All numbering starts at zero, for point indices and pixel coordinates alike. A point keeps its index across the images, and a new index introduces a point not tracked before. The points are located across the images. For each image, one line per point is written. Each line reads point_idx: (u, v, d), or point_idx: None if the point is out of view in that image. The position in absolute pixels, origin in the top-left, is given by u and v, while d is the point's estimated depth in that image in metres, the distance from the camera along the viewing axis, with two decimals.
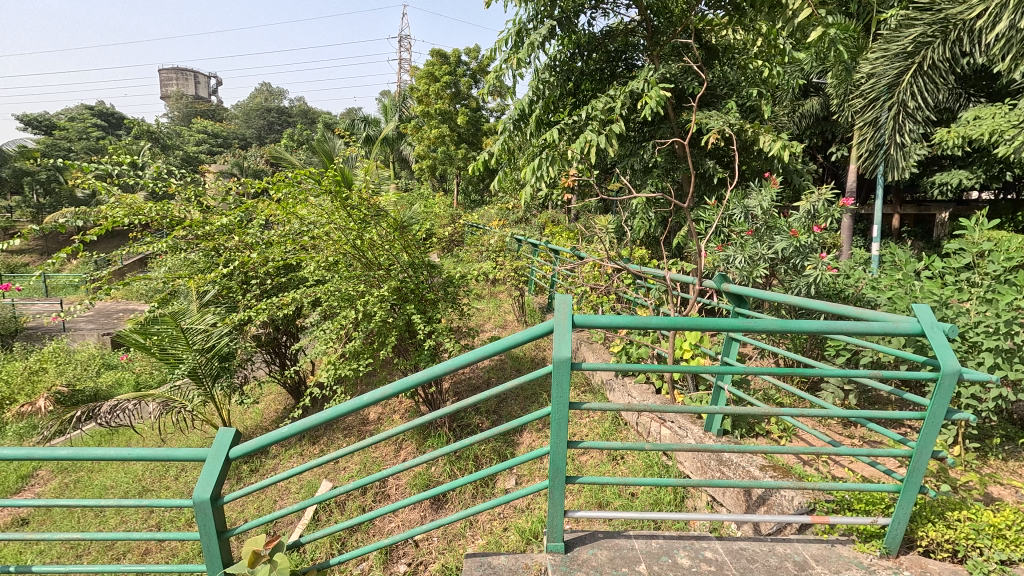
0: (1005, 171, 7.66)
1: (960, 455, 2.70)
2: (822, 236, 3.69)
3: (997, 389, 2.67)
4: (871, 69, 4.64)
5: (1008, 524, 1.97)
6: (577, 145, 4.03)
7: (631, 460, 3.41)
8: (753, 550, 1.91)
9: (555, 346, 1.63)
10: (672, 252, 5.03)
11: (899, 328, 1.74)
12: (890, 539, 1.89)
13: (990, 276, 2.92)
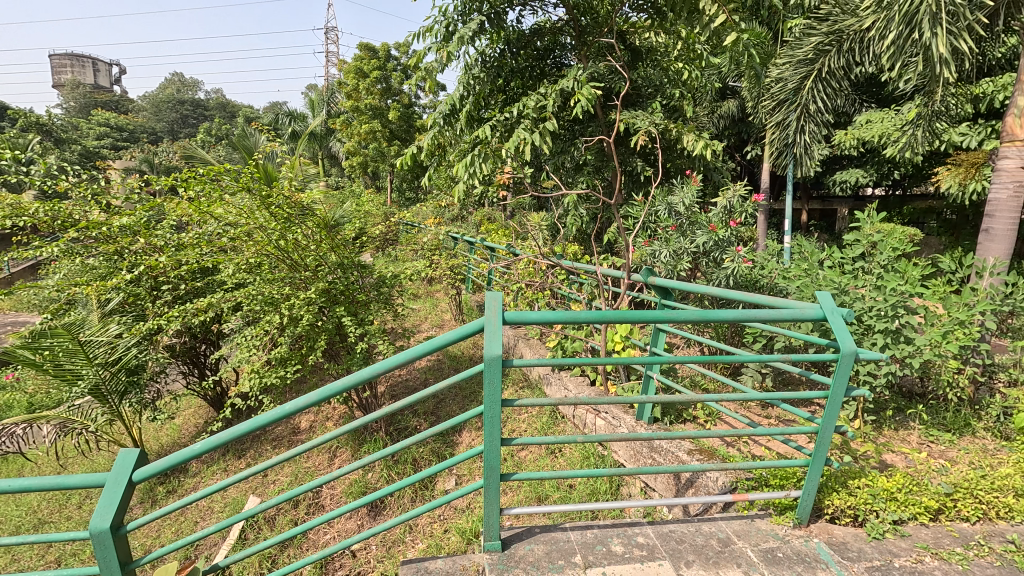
0: (893, 170, 8.51)
1: (860, 428, 2.96)
2: (738, 230, 4.05)
3: (888, 366, 2.96)
4: (779, 73, 5.01)
5: (900, 488, 2.19)
6: (510, 144, 4.02)
7: (568, 452, 3.48)
8: (682, 532, 2.00)
9: (487, 344, 1.61)
10: (604, 248, 5.18)
11: (805, 314, 1.87)
12: (802, 511, 2.04)
13: (881, 264, 3.23)
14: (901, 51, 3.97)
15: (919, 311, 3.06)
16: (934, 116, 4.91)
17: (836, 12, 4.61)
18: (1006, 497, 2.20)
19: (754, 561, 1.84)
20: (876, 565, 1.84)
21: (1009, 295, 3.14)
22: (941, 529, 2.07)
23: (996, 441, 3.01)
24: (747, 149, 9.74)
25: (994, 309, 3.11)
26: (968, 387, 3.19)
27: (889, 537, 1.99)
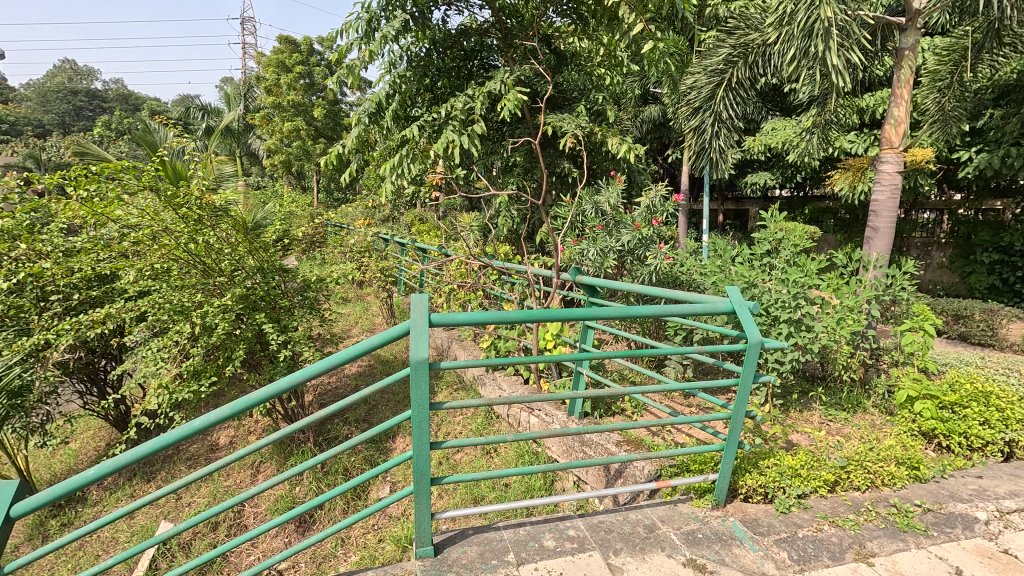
0: (796, 173, 9.29)
1: (770, 411, 3.21)
2: (660, 229, 4.24)
3: (792, 353, 3.23)
4: (694, 81, 5.32)
5: (802, 465, 2.40)
6: (438, 145, 3.98)
7: (504, 451, 3.50)
8: (610, 521, 2.07)
9: (413, 347, 1.58)
10: (535, 247, 5.26)
11: (717, 308, 2.00)
12: (719, 492, 2.18)
13: (784, 259, 3.51)
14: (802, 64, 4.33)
15: (817, 301, 3.36)
16: (827, 125, 5.41)
17: (741, 26, 4.95)
18: (889, 466, 2.47)
19: (676, 544, 1.94)
20: (783, 537, 1.99)
21: (890, 286, 3.53)
22: (837, 499, 2.28)
23: (882, 416, 3.37)
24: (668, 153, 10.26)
25: (878, 298, 3.47)
26: (858, 369, 3.54)
27: (794, 510, 2.17)
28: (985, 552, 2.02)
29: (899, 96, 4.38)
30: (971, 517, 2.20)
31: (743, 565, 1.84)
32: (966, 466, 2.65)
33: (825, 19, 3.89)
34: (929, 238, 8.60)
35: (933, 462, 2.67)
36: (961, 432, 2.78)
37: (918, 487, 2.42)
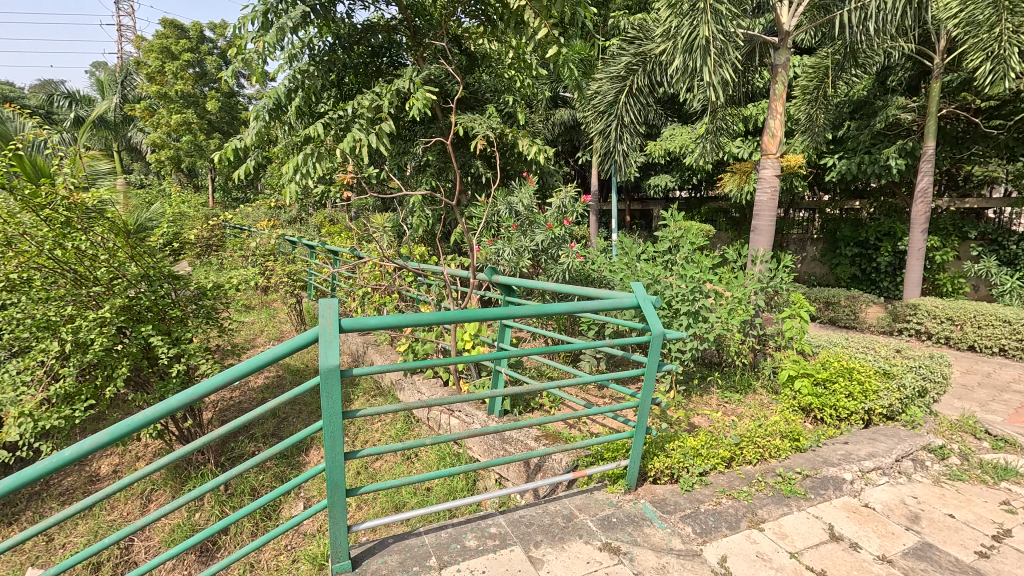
0: (693, 176, 10.04)
1: (674, 397, 3.45)
2: (571, 229, 4.40)
3: (692, 342, 3.49)
4: (598, 87, 5.58)
5: (703, 445, 2.60)
6: (345, 144, 3.83)
7: (425, 456, 3.44)
8: (531, 515, 2.12)
9: (322, 354, 1.52)
10: (451, 248, 5.23)
11: (623, 303, 2.12)
12: (631, 477, 2.30)
13: (683, 255, 3.80)
14: (682, 77, 4.68)
15: (712, 294, 3.67)
16: (717, 132, 5.92)
17: (640, 37, 5.28)
18: (775, 439, 2.75)
19: (593, 530, 2.03)
20: (688, 513, 2.16)
21: (771, 278, 3.93)
22: (733, 474, 2.51)
23: (769, 395, 3.75)
24: (579, 155, 10.65)
25: (763, 289, 3.86)
26: (748, 354, 3.91)
27: (696, 487, 2.35)
28: (850, 508, 2.34)
29: (775, 109, 4.88)
30: (841, 478, 2.52)
31: (654, 544, 1.97)
32: (835, 434, 3.02)
33: (704, 37, 4.27)
34: (804, 234, 9.67)
35: (810, 433, 3.01)
36: (831, 405, 3.16)
37: (799, 456, 2.73)
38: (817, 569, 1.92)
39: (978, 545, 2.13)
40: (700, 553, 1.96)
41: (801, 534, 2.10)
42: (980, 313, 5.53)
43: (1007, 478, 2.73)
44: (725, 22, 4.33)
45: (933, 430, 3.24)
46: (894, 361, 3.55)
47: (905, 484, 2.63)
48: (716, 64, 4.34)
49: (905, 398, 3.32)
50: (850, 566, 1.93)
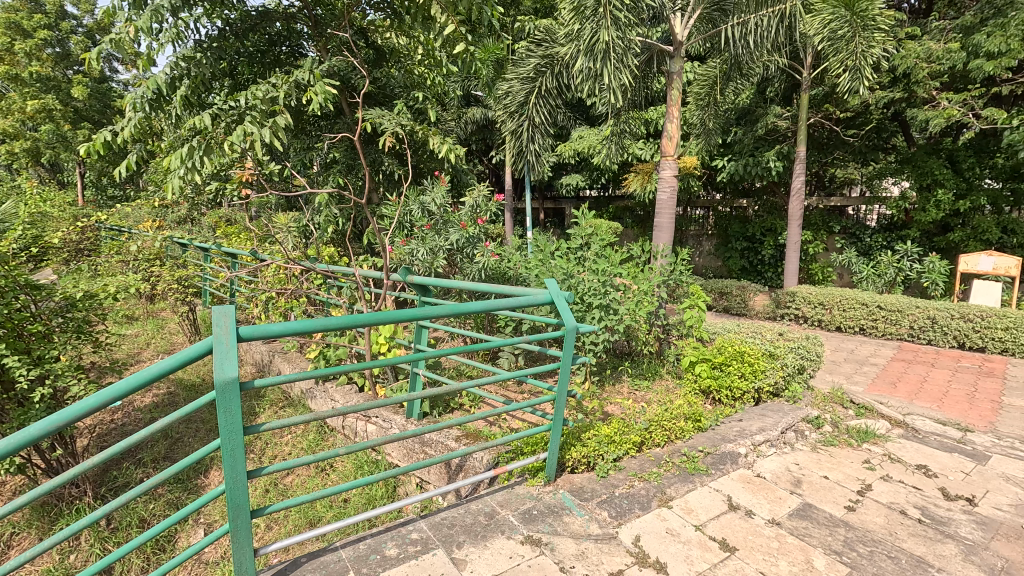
0: (601, 176, 10.51)
1: (589, 388, 3.58)
2: (485, 227, 4.41)
3: (604, 335, 3.66)
4: (508, 87, 5.65)
5: (616, 432, 2.73)
6: (232, 136, 3.42)
7: (341, 466, 3.29)
8: (453, 517, 2.10)
9: (218, 367, 1.40)
10: (363, 248, 5.04)
11: (537, 300, 2.18)
12: (550, 469, 2.36)
13: (594, 252, 3.95)
14: (585, 79, 4.87)
15: (620, 287, 3.86)
16: (621, 134, 6.31)
17: (547, 40, 5.42)
18: (680, 422, 2.96)
19: (515, 525, 2.06)
20: (604, 498, 2.25)
21: (672, 271, 4.22)
22: (643, 457, 2.66)
23: (673, 381, 4.02)
24: (493, 154, 10.73)
25: (665, 282, 4.12)
26: (654, 343, 4.17)
27: (611, 473, 2.47)
28: (745, 479, 2.58)
29: (672, 113, 5.22)
30: (737, 452, 2.76)
31: (573, 531, 2.04)
32: (731, 413, 3.31)
33: (604, 41, 4.49)
34: (701, 230, 10.45)
35: (710, 413, 3.27)
36: (727, 386, 3.46)
37: (701, 435, 2.95)
38: (719, 537, 2.08)
39: (847, 500, 2.44)
40: (616, 536, 2.05)
41: (705, 507, 2.28)
42: (845, 298, 6.33)
43: (867, 440, 3.15)
44: (624, 29, 4.57)
45: (809, 403, 3.65)
46: (778, 344, 3.95)
47: (788, 453, 2.94)
48: (615, 68, 4.58)
49: (787, 376, 3.71)
50: (746, 532, 2.13)
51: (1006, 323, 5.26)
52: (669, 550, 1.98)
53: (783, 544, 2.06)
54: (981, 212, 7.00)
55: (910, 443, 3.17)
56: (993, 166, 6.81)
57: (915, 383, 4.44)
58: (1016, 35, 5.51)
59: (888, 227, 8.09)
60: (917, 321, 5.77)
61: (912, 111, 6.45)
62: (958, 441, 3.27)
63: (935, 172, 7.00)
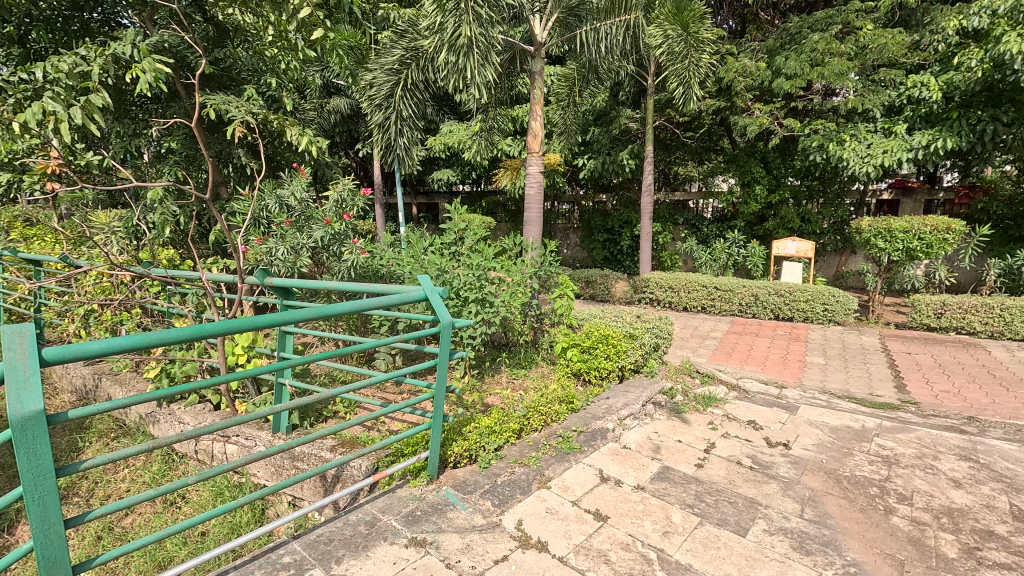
0: (472, 171, 10.60)
1: (469, 381, 3.61)
2: (352, 223, 4.19)
3: (481, 328, 3.70)
4: (372, 78, 5.43)
5: (496, 422, 2.78)
6: (24, 115, 2.79)
7: (195, 495, 2.91)
8: (330, 532, 1.98)
9: (14, 401, 1.15)
10: (211, 249, 4.50)
11: (410, 297, 2.14)
12: (432, 467, 2.34)
13: (467, 246, 3.99)
14: (450, 73, 4.86)
15: (495, 280, 3.94)
16: (489, 129, 6.42)
17: (410, 31, 5.28)
18: (555, 406, 3.11)
19: (398, 529, 2.00)
20: (487, 489, 2.29)
21: (543, 263, 4.41)
22: (523, 443, 2.75)
23: (548, 367, 4.22)
24: (360, 147, 10.26)
25: (537, 273, 4.30)
26: (529, 332, 4.34)
27: (493, 463, 2.52)
28: (614, 452, 2.80)
29: (536, 112, 5.42)
30: (605, 428, 2.99)
31: (457, 526, 2.04)
32: (600, 392, 3.57)
33: (466, 36, 4.52)
34: (567, 224, 11.09)
35: (581, 394, 3.49)
36: (595, 367, 3.73)
37: (575, 416, 3.14)
38: (593, 509, 2.24)
39: (697, 459, 2.77)
40: (499, 523, 2.10)
41: (580, 483, 2.44)
42: (689, 282, 7.17)
43: (710, 405, 3.62)
44: (486, 26, 4.63)
45: (664, 376, 4.09)
46: (637, 326, 4.34)
47: (649, 423, 3.26)
48: (479, 64, 4.63)
49: (645, 354, 4.11)
50: (616, 500, 2.32)
51: (807, 296, 6.39)
52: (549, 528, 2.08)
53: (647, 506, 2.29)
54: (787, 204, 8.40)
55: (743, 402, 3.71)
56: (793, 166, 8.22)
57: (745, 351, 5.20)
58: (807, 60, 6.71)
59: (719, 219, 9.34)
60: (745, 299, 6.75)
61: (734, 118, 7.51)
62: (777, 397, 3.91)
63: (753, 171, 8.25)
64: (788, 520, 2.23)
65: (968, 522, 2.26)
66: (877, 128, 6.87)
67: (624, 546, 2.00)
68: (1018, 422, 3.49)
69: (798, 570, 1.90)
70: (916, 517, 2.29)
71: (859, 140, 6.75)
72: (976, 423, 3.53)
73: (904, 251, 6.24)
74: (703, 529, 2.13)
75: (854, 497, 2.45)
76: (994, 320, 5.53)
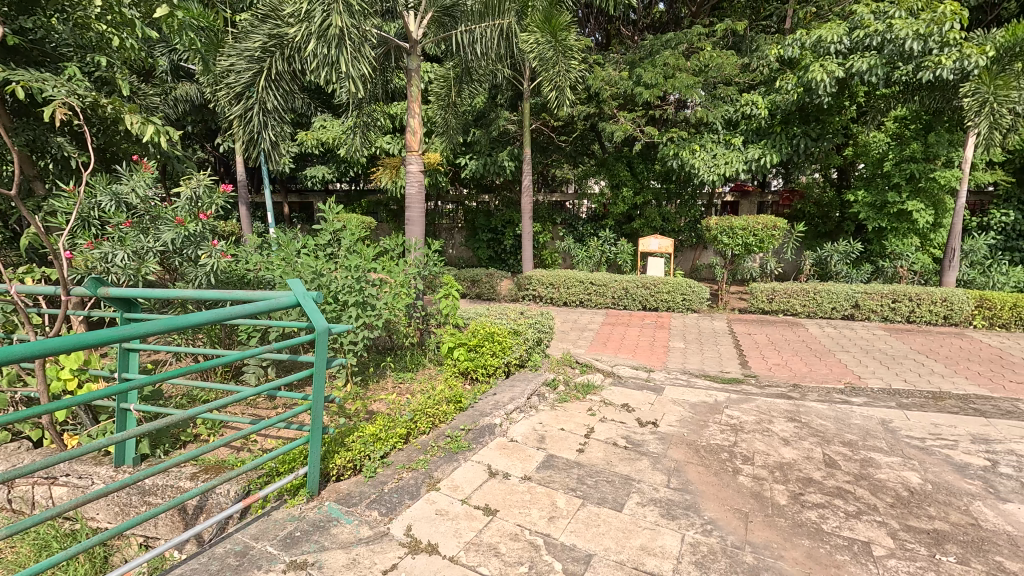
0: (349, 168, 10.10)
1: (351, 390, 3.45)
2: (211, 224, 3.75)
3: (363, 332, 3.55)
4: (229, 64, 4.91)
5: (381, 429, 2.69)
6: None
7: (11, 552, 2.42)
8: (193, 569, 1.77)
9: None
10: (24, 256, 3.76)
11: (280, 303, 1.99)
12: (312, 483, 2.20)
13: (344, 248, 3.79)
14: (319, 65, 4.56)
15: (377, 282, 3.80)
16: (366, 125, 6.19)
17: (273, 16, 4.86)
18: (442, 406, 3.10)
19: (273, 555, 1.86)
20: (373, 498, 2.21)
21: (427, 264, 4.34)
22: (411, 447, 2.70)
23: (436, 368, 4.19)
24: (218, 140, 9.25)
25: (420, 273, 4.21)
26: (414, 334, 4.27)
27: (379, 471, 2.43)
28: (502, 446, 2.87)
29: (414, 110, 5.32)
30: (493, 424, 3.05)
31: (342, 542, 1.95)
32: (488, 389, 3.63)
33: (337, 27, 4.29)
34: (452, 224, 11.08)
35: (469, 393, 3.51)
36: (482, 365, 3.78)
37: (463, 414, 3.14)
38: (482, 505, 2.27)
39: (578, 445, 2.94)
40: (388, 532, 2.04)
41: (468, 481, 2.46)
42: (568, 278, 7.55)
43: (589, 392, 3.86)
44: (356, 17, 4.44)
45: (547, 369, 4.28)
46: (520, 321, 4.44)
47: (534, 415, 3.38)
48: (352, 57, 4.43)
49: (529, 349, 4.24)
50: (504, 493, 2.38)
51: (668, 288, 7.12)
52: (439, 530, 2.07)
53: (534, 495, 2.38)
54: (650, 205, 9.25)
55: (617, 388, 4.02)
56: (654, 171, 9.05)
57: (618, 341, 5.63)
58: (661, 73, 7.43)
59: (593, 218, 10.03)
60: (617, 292, 7.31)
61: (603, 125, 8.06)
62: (646, 380, 4.31)
63: (621, 174, 8.95)
64: (657, 491, 2.46)
65: (794, 473, 2.69)
66: (720, 139, 7.83)
67: (513, 536, 2.06)
68: (828, 385, 4.23)
69: (666, 535, 2.11)
70: (756, 474, 2.66)
71: (706, 149, 7.65)
72: (798, 389, 4.22)
73: (743, 246, 7.20)
74: (585, 509, 2.27)
75: (709, 463, 2.78)
76: (810, 302, 6.61)
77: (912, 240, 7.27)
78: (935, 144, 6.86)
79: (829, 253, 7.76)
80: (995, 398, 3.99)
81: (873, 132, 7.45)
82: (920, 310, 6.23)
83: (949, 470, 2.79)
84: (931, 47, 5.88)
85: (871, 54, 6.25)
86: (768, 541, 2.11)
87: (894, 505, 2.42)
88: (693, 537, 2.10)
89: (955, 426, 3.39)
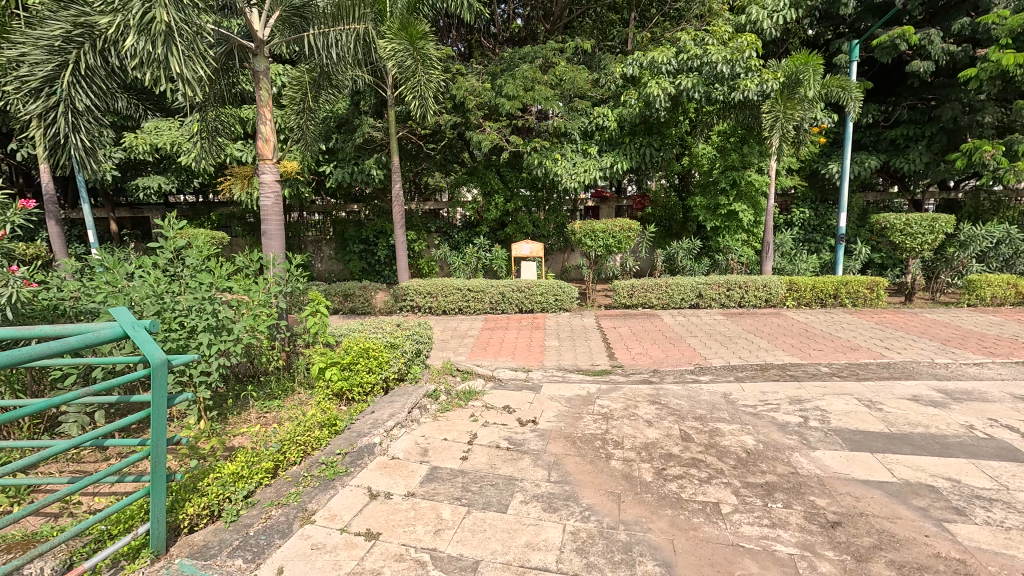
0: (192, 178, 9.02)
1: (205, 427, 3.05)
2: (5, 246, 3.07)
3: (217, 360, 3.17)
4: (19, 54, 4.08)
5: (242, 466, 2.41)
6: None
7: None
8: None
9: None
10: None
11: (100, 337, 1.68)
12: (156, 541, 1.90)
13: (189, 267, 3.36)
14: (143, 63, 3.99)
15: (231, 303, 3.42)
16: (210, 129, 5.57)
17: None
18: (314, 431, 2.87)
19: None
20: (236, 545, 1.99)
21: (289, 280, 4.01)
22: (280, 482, 2.47)
23: (306, 392, 3.90)
24: (11, 144, 7.67)
25: (282, 291, 3.87)
26: (279, 357, 3.92)
27: (242, 513, 2.20)
28: (382, 465, 2.76)
29: (264, 115, 4.89)
30: (372, 443, 2.92)
31: None
32: (364, 408, 3.47)
33: (162, 21, 3.79)
34: (319, 236, 10.43)
35: (344, 415, 3.31)
36: (357, 384, 3.59)
37: (339, 438, 2.95)
38: (363, 530, 2.15)
39: (461, 453, 2.94)
40: None
41: (347, 507, 2.32)
42: (445, 286, 7.53)
43: (470, 399, 3.88)
44: (187, 11, 3.99)
45: (427, 380, 4.21)
46: (397, 333, 4.29)
47: (416, 429, 3.30)
48: (184, 55, 3.96)
49: (407, 361, 4.12)
50: (386, 514, 2.28)
51: (541, 290, 7.46)
52: (315, 566, 1.92)
53: (418, 510, 2.32)
54: (521, 212, 9.61)
55: (498, 391, 4.09)
56: (521, 179, 9.37)
57: (498, 344, 5.76)
58: (520, 85, 7.73)
59: (467, 226, 10.14)
60: (494, 297, 7.46)
61: (469, 134, 8.19)
62: (524, 380, 4.47)
63: (490, 183, 9.18)
64: (539, 487, 2.55)
65: (657, 451, 2.97)
66: (579, 148, 8.42)
67: (397, 557, 1.99)
68: (682, 367, 4.76)
69: (549, 527, 2.20)
70: (626, 457, 2.89)
71: (566, 158, 8.17)
72: (657, 373, 4.69)
73: (604, 247, 7.78)
74: (471, 517, 2.27)
75: (585, 452, 2.96)
76: (663, 296, 7.37)
77: (739, 235, 8.62)
78: (747, 154, 8.12)
79: (676, 250, 8.76)
80: (804, 364, 4.82)
81: (703, 143, 8.49)
82: (748, 295, 7.29)
83: (775, 430, 3.29)
84: (738, 71, 7.01)
85: (694, 74, 7.21)
86: (638, 517, 2.30)
87: (736, 466, 2.79)
88: (574, 525, 2.22)
89: (777, 392, 4.02)
